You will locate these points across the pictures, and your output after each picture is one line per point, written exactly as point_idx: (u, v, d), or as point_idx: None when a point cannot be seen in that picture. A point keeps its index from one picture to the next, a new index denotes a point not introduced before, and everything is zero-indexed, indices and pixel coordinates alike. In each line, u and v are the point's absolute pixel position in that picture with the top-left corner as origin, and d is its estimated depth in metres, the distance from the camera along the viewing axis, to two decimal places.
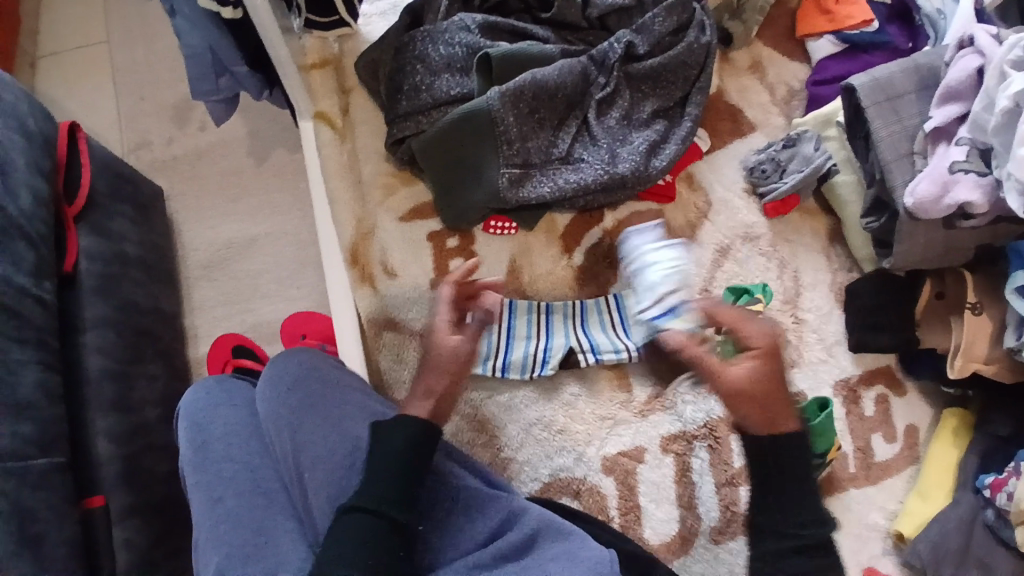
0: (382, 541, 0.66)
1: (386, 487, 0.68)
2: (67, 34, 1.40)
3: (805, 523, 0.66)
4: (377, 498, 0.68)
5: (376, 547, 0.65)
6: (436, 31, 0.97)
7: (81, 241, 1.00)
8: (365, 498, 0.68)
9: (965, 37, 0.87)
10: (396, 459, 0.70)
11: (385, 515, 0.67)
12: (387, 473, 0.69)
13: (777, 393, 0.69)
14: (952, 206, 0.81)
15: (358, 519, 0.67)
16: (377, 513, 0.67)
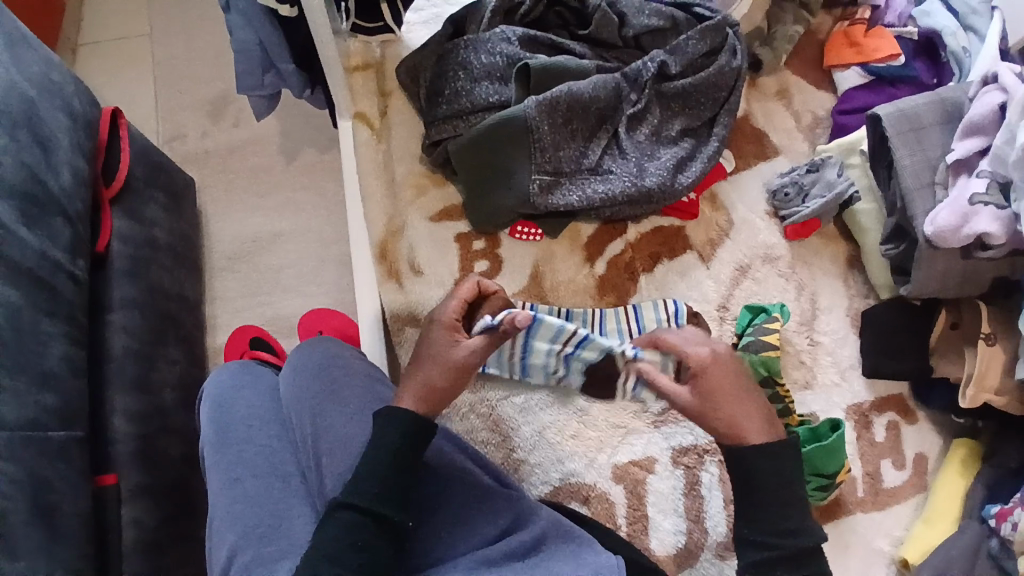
0: (373, 538, 0.69)
1: (379, 486, 0.71)
2: (111, 27, 1.45)
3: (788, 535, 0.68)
4: (369, 496, 0.70)
5: (365, 544, 0.69)
6: (478, 40, 1.01)
7: (114, 223, 1.03)
8: (358, 496, 0.70)
9: (989, 75, 0.90)
10: (393, 457, 0.72)
11: (376, 514, 0.70)
12: (385, 471, 0.71)
13: (736, 394, 0.71)
14: (970, 236, 0.84)
15: (350, 517, 0.69)
16: (369, 510, 0.70)
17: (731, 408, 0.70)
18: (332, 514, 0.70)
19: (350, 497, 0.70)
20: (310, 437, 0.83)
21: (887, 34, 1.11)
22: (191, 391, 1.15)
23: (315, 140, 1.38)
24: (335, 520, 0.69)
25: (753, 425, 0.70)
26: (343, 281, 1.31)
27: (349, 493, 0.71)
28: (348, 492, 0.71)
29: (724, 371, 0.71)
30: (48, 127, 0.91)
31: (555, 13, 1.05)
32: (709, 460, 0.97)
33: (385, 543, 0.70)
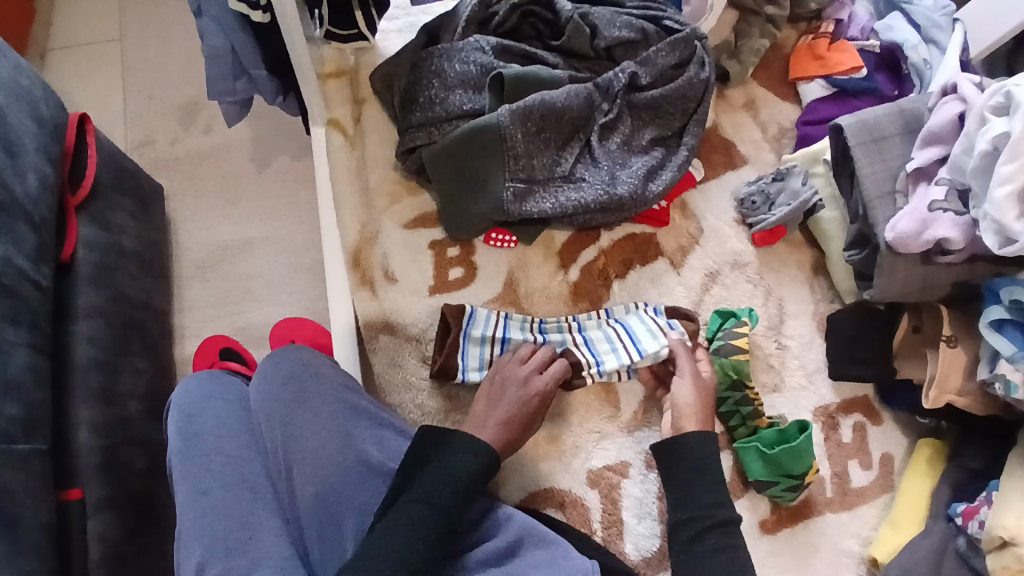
0: (439, 535, 0.73)
1: (458, 496, 0.76)
2: (79, 30, 1.43)
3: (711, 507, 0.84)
4: (451, 501, 0.75)
5: (434, 540, 0.72)
6: (452, 49, 1.01)
7: (80, 230, 1.01)
8: (441, 497, 0.74)
9: (949, 85, 0.94)
10: (465, 475, 0.77)
11: (450, 516, 0.74)
12: (456, 484, 0.76)
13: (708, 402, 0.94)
14: (930, 241, 0.87)
15: (428, 514, 0.73)
16: (439, 511, 0.74)
17: (693, 405, 0.92)
18: (408, 507, 0.73)
19: (428, 496, 0.74)
20: (284, 445, 0.82)
21: (850, 49, 1.16)
22: (158, 403, 1.12)
23: (288, 148, 1.37)
24: (409, 513, 0.72)
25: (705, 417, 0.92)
26: (315, 290, 1.30)
27: (427, 494, 0.74)
28: (423, 490, 0.75)
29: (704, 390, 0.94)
30: (13, 130, 0.88)
31: (528, 24, 1.07)
32: None
33: (445, 544, 0.73)
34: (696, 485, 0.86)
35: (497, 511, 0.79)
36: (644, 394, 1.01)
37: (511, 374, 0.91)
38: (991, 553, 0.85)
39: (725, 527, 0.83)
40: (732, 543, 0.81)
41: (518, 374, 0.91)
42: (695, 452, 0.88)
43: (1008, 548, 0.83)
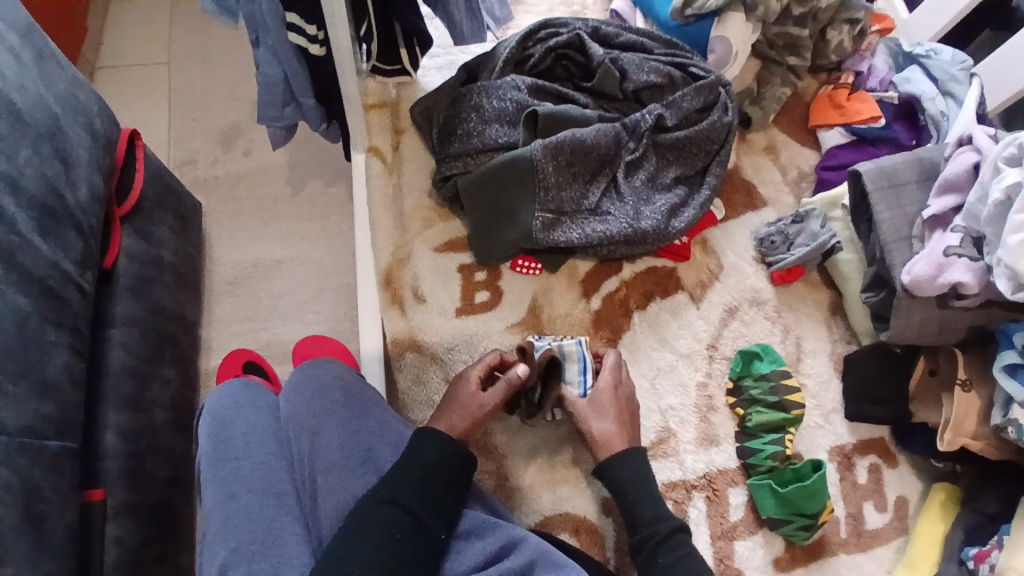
0: (409, 534, 0.77)
1: (421, 492, 0.79)
2: (130, 53, 1.53)
3: (655, 523, 0.86)
4: (416, 501, 0.78)
5: (402, 539, 0.76)
6: (490, 86, 1.07)
7: (124, 241, 1.07)
8: (404, 496, 0.78)
9: (965, 136, 0.98)
10: (432, 470, 0.81)
11: (416, 515, 0.78)
12: (423, 479, 0.80)
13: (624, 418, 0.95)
14: (945, 285, 0.90)
15: (395, 513, 0.77)
16: (408, 511, 0.77)
17: (616, 425, 0.93)
18: (377, 508, 0.77)
19: (395, 497, 0.78)
20: (309, 454, 0.85)
21: (868, 99, 1.20)
22: (183, 411, 1.16)
23: (322, 173, 1.44)
24: (377, 514, 0.76)
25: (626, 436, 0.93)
26: (340, 311, 1.34)
27: (394, 494, 0.78)
28: (390, 491, 0.79)
29: (621, 397, 0.96)
30: (70, 145, 0.95)
31: (561, 66, 1.14)
32: (697, 495, 0.98)
33: (422, 544, 0.77)
34: (630, 508, 0.88)
35: (505, 534, 0.80)
36: (660, 422, 1.02)
37: (461, 388, 0.92)
38: None
39: (673, 539, 0.85)
40: (686, 554, 0.84)
41: (469, 387, 0.92)
42: (625, 475, 0.89)
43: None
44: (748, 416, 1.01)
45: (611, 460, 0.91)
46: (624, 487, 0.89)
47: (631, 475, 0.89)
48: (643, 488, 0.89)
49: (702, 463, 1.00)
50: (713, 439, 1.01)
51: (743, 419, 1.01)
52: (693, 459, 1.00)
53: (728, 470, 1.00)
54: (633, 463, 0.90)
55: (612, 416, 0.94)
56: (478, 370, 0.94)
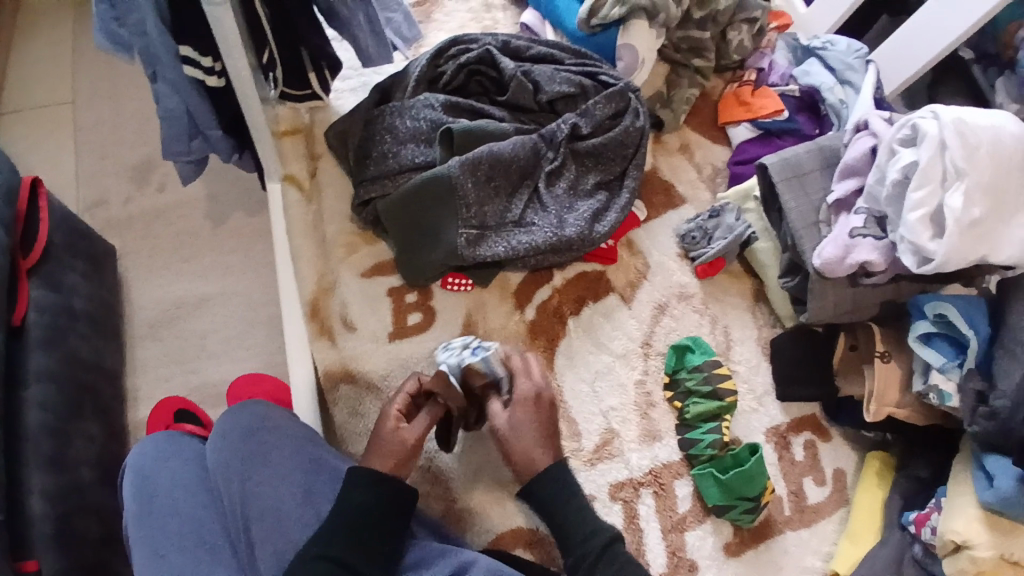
0: None
1: (357, 541, 0.76)
2: (34, 91, 1.44)
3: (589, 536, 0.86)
4: (351, 554, 0.75)
5: None
6: (403, 106, 1.06)
7: (31, 293, 0.99)
8: (339, 550, 0.75)
9: (861, 122, 1.04)
10: (367, 514, 0.78)
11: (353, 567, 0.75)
12: (358, 526, 0.77)
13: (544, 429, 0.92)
14: (854, 265, 0.95)
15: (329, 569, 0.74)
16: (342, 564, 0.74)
17: (543, 449, 0.91)
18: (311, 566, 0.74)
19: (329, 551, 0.75)
20: (240, 503, 0.81)
21: (771, 94, 1.27)
22: (111, 466, 1.07)
23: (243, 202, 1.38)
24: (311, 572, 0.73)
25: (552, 449, 0.92)
26: (274, 343, 1.29)
27: (328, 547, 0.75)
28: (324, 544, 0.75)
29: (541, 408, 0.93)
30: None
31: (475, 82, 1.14)
32: (645, 492, 1.00)
33: None
34: (562, 531, 0.87)
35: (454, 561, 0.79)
36: (603, 424, 1.03)
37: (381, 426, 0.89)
38: (947, 557, 0.90)
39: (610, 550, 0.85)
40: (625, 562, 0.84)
41: (389, 427, 0.89)
42: (547, 493, 0.89)
43: (962, 551, 0.88)
44: (686, 408, 1.04)
45: (533, 485, 0.90)
46: (550, 511, 0.89)
47: (557, 492, 0.89)
48: (571, 503, 0.88)
49: (647, 460, 1.02)
50: (655, 435, 1.04)
51: (681, 411, 1.04)
52: (638, 457, 1.02)
53: (673, 464, 1.02)
54: (558, 483, 0.89)
55: (532, 431, 0.91)
56: (398, 403, 0.92)
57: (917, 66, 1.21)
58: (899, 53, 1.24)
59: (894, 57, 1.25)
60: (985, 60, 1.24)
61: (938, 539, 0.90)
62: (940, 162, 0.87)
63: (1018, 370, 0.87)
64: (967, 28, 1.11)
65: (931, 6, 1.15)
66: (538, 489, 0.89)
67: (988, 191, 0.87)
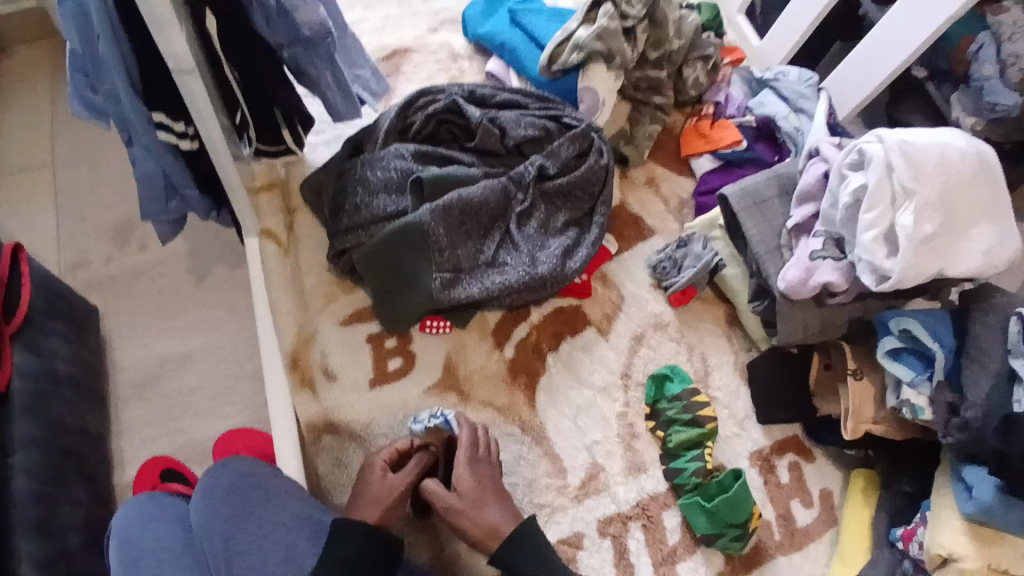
0: None
1: None
2: (12, 158, 1.46)
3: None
4: None
5: None
6: (373, 158, 1.09)
7: (15, 358, 0.98)
8: None
9: (813, 148, 1.08)
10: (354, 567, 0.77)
11: None
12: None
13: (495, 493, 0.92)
14: (817, 286, 0.98)
15: None
16: None
17: (500, 510, 0.90)
18: None
19: None
20: (225, 561, 0.79)
21: (729, 126, 1.33)
22: (97, 532, 1.05)
23: (225, 257, 1.40)
24: None
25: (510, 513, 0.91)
26: (259, 397, 1.28)
27: None
28: None
29: (485, 480, 0.92)
30: None
31: (444, 130, 1.18)
32: (634, 526, 1.00)
33: None
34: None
35: None
36: (588, 459, 1.03)
37: (368, 476, 0.91)
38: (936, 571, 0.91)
39: None
40: None
41: (376, 475, 0.90)
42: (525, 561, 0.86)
43: (949, 564, 0.88)
44: (669, 437, 1.04)
45: (501, 550, 0.87)
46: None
47: (533, 558, 0.86)
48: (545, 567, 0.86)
49: (633, 493, 1.02)
50: (640, 466, 1.04)
51: (665, 441, 1.05)
52: (625, 490, 1.02)
53: (660, 495, 1.02)
54: (525, 544, 0.87)
55: (488, 492, 0.91)
56: (383, 454, 0.94)
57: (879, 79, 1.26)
58: (860, 68, 1.29)
59: (856, 71, 1.30)
60: (938, 76, 1.28)
61: (926, 556, 0.91)
62: (888, 184, 0.91)
63: (985, 379, 0.90)
64: (903, 61, 1.22)
65: (869, 43, 1.26)
66: (505, 554, 0.87)
67: (938, 208, 0.90)
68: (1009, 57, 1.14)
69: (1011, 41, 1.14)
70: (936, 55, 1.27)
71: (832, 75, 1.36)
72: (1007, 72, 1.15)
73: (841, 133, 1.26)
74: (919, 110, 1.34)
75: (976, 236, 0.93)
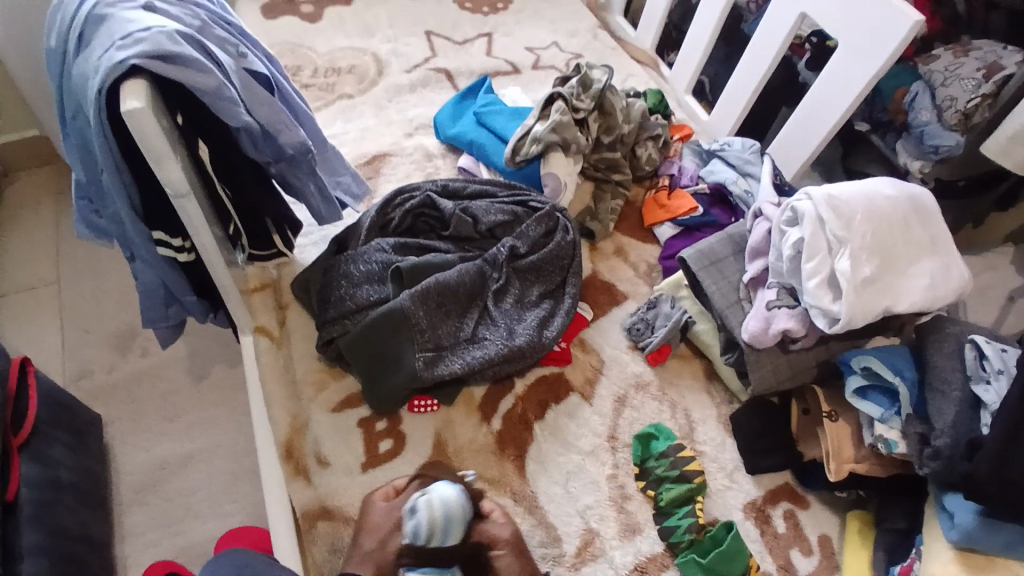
0: None
1: None
2: (21, 278, 1.55)
3: None
4: None
5: None
6: (356, 253, 1.19)
7: (22, 469, 1.01)
8: None
9: (757, 209, 1.19)
10: None
11: None
12: None
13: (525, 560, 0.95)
14: (778, 334, 1.04)
15: None
16: None
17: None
18: None
19: None
20: None
21: (685, 194, 1.44)
22: None
23: (222, 357, 1.46)
24: None
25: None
26: (258, 493, 1.31)
27: None
28: None
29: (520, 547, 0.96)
30: None
31: (421, 222, 1.29)
32: None
33: None
34: None
35: None
36: (582, 525, 1.04)
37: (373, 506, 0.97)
38: None
39: None
40: None
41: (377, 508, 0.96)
42: None
43: None
44: (660, 495, 1.06)
45: None
46: None
47: None
48: None
49: (630, 555, 1.02)
50: (636, 527, 1.05)
51: (656, 500, 1.06)
52: (621, 553, 1.02)
53: (657, 555, 1.02)
54: None
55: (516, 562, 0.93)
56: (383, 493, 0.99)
57: (836, 116, 1.32)
58: (817, 111, 1.36)
59: (810, 116, 1.38)
60: (880, 128, 1.43)
61: None
62: (822, 236, 1.00)
63: (949, 407, 0.94)
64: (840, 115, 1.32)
65: (809, 102, 1.38)
66: None
67: (873, 251, 0.99)
68: (946, 101, 1.28)
69: (944, 87, 1.29)
70: (874, 107, 1.43)
71: (790, 125, 1.44)
72: (945, 115, 1.28)
73: (789, 192, 1.35)
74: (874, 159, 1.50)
75: (919, 270, 1.00)
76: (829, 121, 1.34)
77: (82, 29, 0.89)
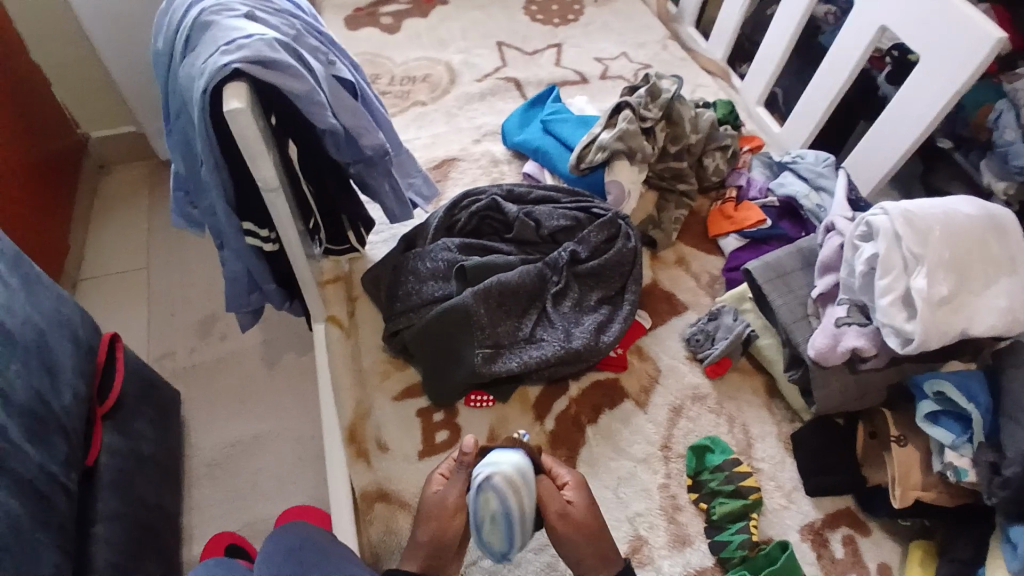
0: None
1: None
2: (113, 264, 1.72)
3: None
4: None
5: None
6: (424, 251, 1.24)
7: (104, 438, 1.11)
8: None
9: (829, 223, 1.15)
10: None
11: None
12: None
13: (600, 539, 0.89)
14: (846, 351, 1.01)
15: None
16: None
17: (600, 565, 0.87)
18: None
19: None
20: None
21: (753, 206, 1.41)
22: None
23: (295, 345, 1.56)
24: None
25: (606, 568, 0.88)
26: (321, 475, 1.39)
27: None
28: None
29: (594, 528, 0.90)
30: (55, 355, 1.03)
31: (486, 224, 1.33)
32: None
33: None
34: None
35: None
36: (631, 532, 1.04)
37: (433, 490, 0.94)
38: None
39: None
40: None
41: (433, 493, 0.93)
42: None
43: None
44: (712, 509, 1.05)
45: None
46: None
47: None
48: None
49: (679, 567, 1.01)
50: (685, 540, 1.03)
51: (708, 513, 1.05)
52: (670, 565, 1.01)
53: (705, 570, 1.01)
54: None
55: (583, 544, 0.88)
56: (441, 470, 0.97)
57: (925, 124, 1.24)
58: (903, 116, 1.28)
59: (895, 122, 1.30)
60: (963, 144, 1.37)
61: None
62: (898, 252, 0.96)
63: (1022, 433, 0.89)
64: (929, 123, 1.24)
65: (894, 108, 1.30)
66: None
67: (952, 270, 0.94)
68: None
69: None
70: (955, 122, 1.37)
71: (873, 130, 1.36)
72: None
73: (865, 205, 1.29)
74: (956, 179, 1.39)
75: (995, 291, 0.95)
76: (915, 129, 1.26)
77: (188, 35, 0.98)
